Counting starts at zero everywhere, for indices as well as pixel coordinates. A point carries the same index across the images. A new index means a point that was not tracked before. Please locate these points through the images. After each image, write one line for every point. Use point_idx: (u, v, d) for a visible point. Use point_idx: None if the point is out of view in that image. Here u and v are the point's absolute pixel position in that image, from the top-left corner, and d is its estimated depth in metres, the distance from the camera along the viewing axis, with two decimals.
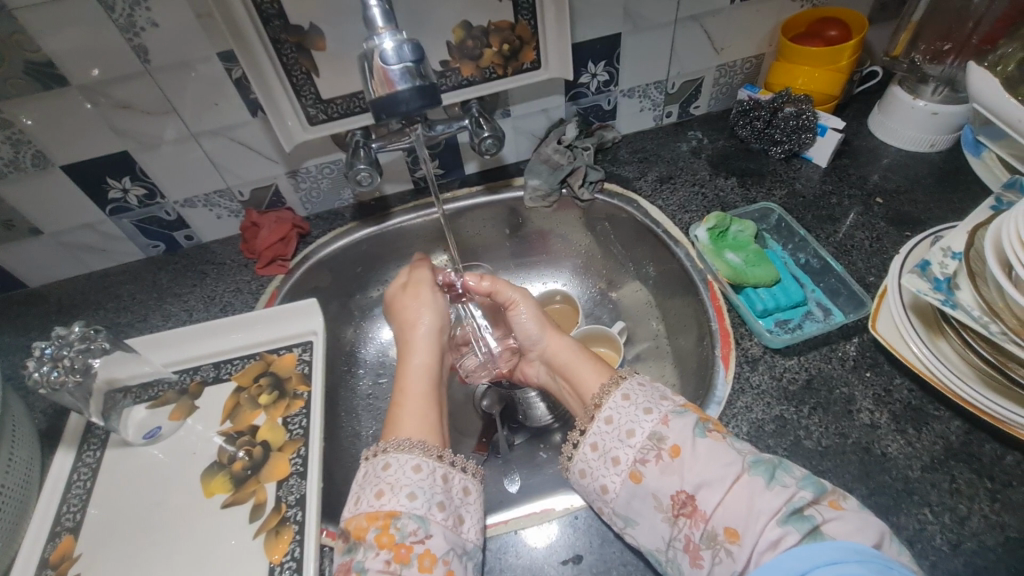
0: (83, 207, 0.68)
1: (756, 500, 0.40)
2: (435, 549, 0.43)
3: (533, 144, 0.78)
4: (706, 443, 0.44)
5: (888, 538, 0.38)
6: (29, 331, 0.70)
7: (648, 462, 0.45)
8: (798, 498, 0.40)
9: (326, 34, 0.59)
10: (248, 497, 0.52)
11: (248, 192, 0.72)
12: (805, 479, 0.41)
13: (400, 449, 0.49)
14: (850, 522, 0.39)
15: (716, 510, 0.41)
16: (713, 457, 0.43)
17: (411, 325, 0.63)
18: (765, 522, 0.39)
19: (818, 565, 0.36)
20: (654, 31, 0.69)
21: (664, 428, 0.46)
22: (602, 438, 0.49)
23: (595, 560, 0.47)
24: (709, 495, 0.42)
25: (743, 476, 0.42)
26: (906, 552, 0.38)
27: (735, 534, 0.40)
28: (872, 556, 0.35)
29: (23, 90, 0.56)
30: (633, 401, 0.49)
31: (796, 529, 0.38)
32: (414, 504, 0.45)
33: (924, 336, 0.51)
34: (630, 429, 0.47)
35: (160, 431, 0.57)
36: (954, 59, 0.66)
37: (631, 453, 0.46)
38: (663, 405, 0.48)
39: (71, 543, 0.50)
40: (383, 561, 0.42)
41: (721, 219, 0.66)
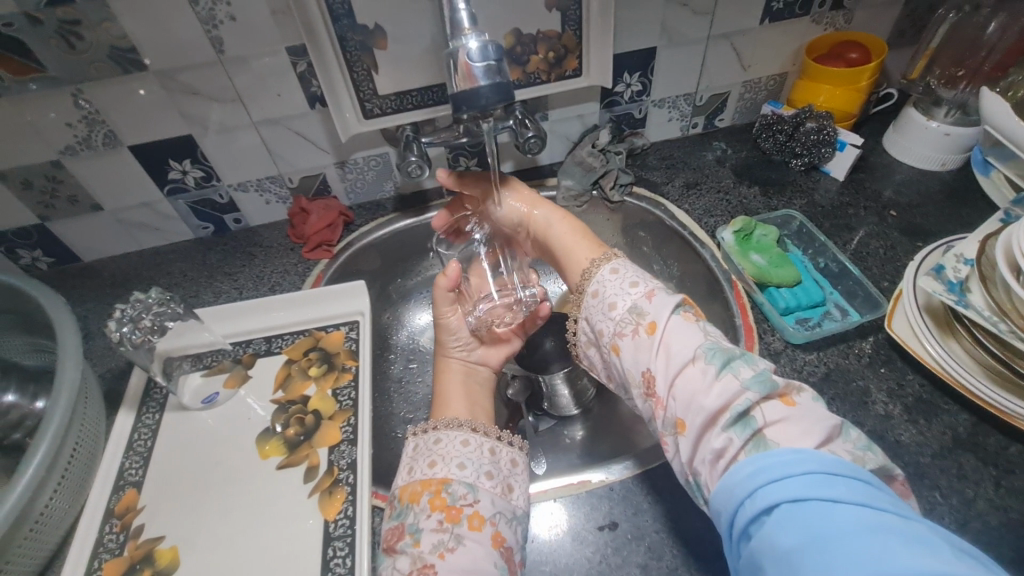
0: (144, 187, 0.71)
1: (702, 399, 0.43)
2: (483, 511, 0.46)
3: (567, 147, 0.83)
4: (678, 322, 0.49)
5: (837, 429, 0.40)
6: (86, 302, 0.74)
7: (625, 336, 0.51)
8: (743, 400, 0.41)
9: (388, 33, 0.64)
10: (301, 460, 0.55)
11: (297, 179, 0.76)
12: (757, 375, 0.43)
13: (450, 426, 0.53)
14: (795, 424, 0.40)
15: (671, 399, 0.45)
16: (677, 334, 0.47)
17: (441, 347, 0.66)
18: (708, 420, 0.42)
19: (763, 486, 0.37)
20: (688, 46, 0.73)
21: (644, 304, 0.51)
22: (592, 312, 0.55)
23: (629, 527, 0.50)
24: (666, 383, 0.46)
25: (696, 363, 0.45)
26: (851, 437, 0.40)
27: (684, 424, 0.44)
28: (811, 461, 0.36)
29: (105, 73, 0.60)
30: (620, 275, 0.55)
31: (739, 432, 0.40)
32: (464, 473, 0.48)
33: (937, 335, 0.55)
34: (613, 302, 0.53)
35: (217, 397, 0.61)
36: (967, 84, 0.71)
37: (612, 327, 0.52)
38: (648, 282, 0.54)
39: (134, 496, 0.53)
40: (436, 521, 0.45)
41: (746, 223, 0.70)
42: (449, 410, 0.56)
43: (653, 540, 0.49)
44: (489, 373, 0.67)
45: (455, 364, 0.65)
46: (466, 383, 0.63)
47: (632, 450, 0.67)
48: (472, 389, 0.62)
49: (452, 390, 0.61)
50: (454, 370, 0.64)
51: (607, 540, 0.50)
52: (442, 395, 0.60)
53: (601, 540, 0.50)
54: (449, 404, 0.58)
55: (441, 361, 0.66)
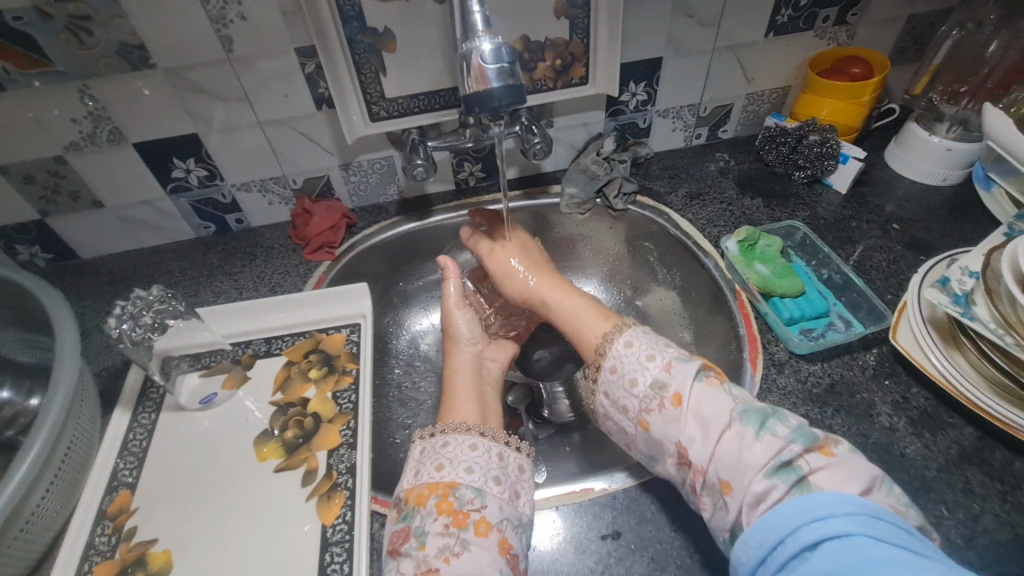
0: (147, 184, 0.71)
1: (745, 455, 0.43)
2: (490, 517, 0.46)
3: (571, 155, 0.83)
4: (703, 389, 0.48)
5: (879, 481, 0.41)
6: (83, 299, 0.73)
7: (652, 411, 0.49)
8: (787, 451, 0.42)
9: (398, 37, 0.64)
10: (300, 463, 0.54)
11: (301, 180, 0.76)
12: (796, 430, 0.44)
13: (458, 431, 0.51)
14: (838, 470, 0.41)
15: (711, 462, 0.45)
16: (707, 400, 0.47)
17: (451, 338, 0.65)
18: (754, 474, 0.42)
19: (805, 523, 0.38)
20: (694, 57, 0.74)
21: (666, 374, 0.50)
22: (611, 386, 0.53)
23: (633, 537, 0.50)
24: (703, 447, 0.45)
25: (734, 425, 0.45)
26: (895, 494, 0.41)
27: (728, 486, 0.43)
28: (858, 504, 0.37)
29: (113, 68, 0.60)
30: (636, 348, 0.53)
31: (784, 481, 0.41)
32: (472, 477, 0.48)
33: (941, 347, 0.55)
34: (634, 378, 0.51)
35: (215, 398, 0.60)
36: (969, 100, 0.72)
37: (636, 402, 0.50)
38: (666, 351, 0.52)
39: (128, 497, 0.52)
40: (443, 525, 0.45)
41: (750, 233, 0.70)
42: (457, 411, 0.55)
43: (656, 551, 0.49)
44: (499, 369, 0.65)
45: (465, 355, 0.63)
46: (476, 378, 0.61)
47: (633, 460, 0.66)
48: (481, 386, 0.61)
49: (461, 388, 0.59)
50: (464, 362, 0.63)
51: (610, 550, 0.49)
52: (451, 392, 0.59)
53: (605, 550, 0.49)
54: (457, 405, 0.56)
55: (451, 353, 0.64)
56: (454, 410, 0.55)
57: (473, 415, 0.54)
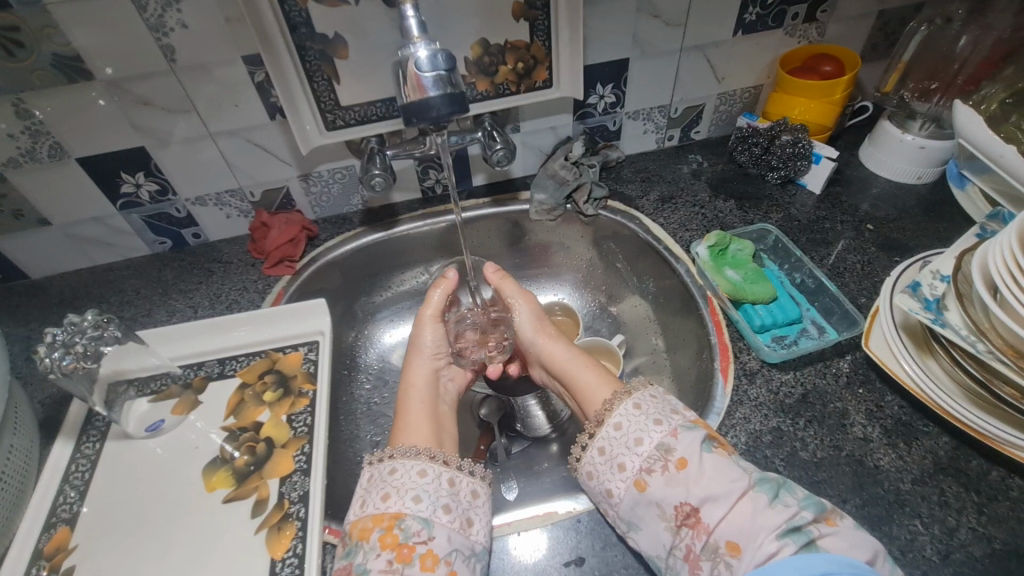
0: (94, 201, 0.68)
1: (757, 518, 0.42)
2: (438, 549, 0.44)
3: (540, 160, 0.81)
4: (713, 459, 0.46)
5: (882, 555, 0.40)
6: (30, 322, 0.70)
7: (654, 472, 0.47)
8: (799, 517, 0.41)
9: (350, 43, 0.61)
10: (250, 492, 0.52)
11: (259, 192, 0.73)
12: (806, 498, 0.43)
13: (406, 455, 0.49)
14: (845, 538, 0.40)
15: (719, 524, 0.43)
16: (719, 469, 0.45)
17: (413, 348, 0.63)
18: (765, 536, 0.41)
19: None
20: (662, 58, 0.72)
21: (673, 440, 0.47)
22: (610, 443, 0.50)
23: (598, 563, 0.48)
24: (712, 510, 0.44)
25: (747, 493, 0.43)
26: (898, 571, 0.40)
27: (736, 548, 0.42)
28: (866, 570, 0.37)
29: (48, 82, 0.57)
30: (644, 411, 0.50)
31: (794, 541, 0.40)
32: (419, 507, 0.46)
33: (914, 354, 0.53)
34: (638, 437, 0.49)
35: (163, 425, 0.57)
36: (941, 97, 0.71)
37: (637, 461, 0.48)
38: (674, 418, 0.49)
39: (66, 534, 0.49)
40: (386, 561, 0.43)
41: (721, 238, 0.68)
42: (410, 434, 0.53)
43: None
44: (451, 390, 0.64)
45: (424, 372, 0.61)
46: (431, 395, 0.60)
47: None
48: (436, 405, 0.59)
49: (418, 407, 0.57)
50: (421, 377, 0.61)
51: None
52: (406, 410, 0.57)
53: None
54: (409, 428, 0.54)
55: (410, 364, 0.62)
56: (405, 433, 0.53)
57: (427, 439, 0.52)
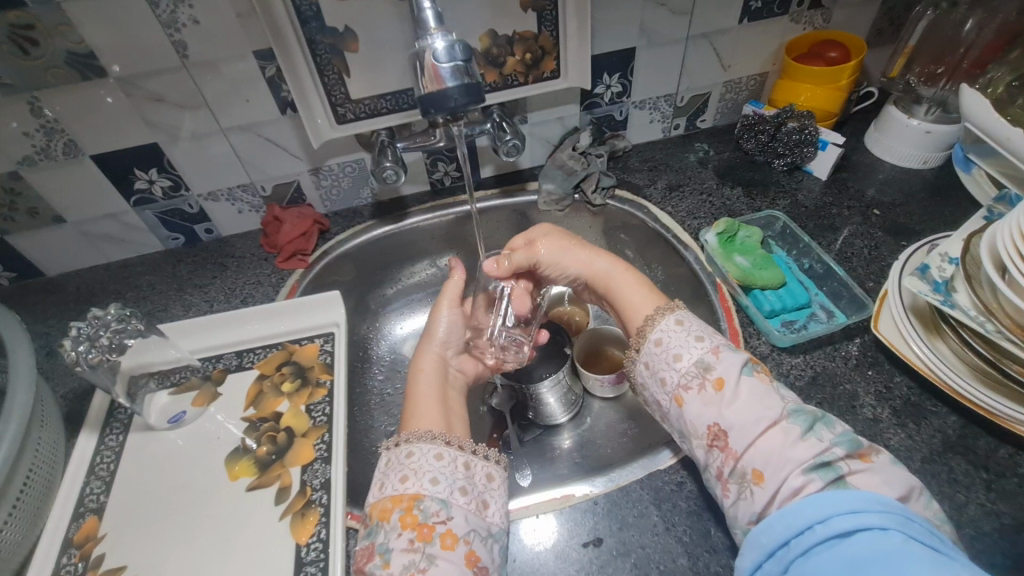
0: (108, 197, 0.69)
1: (787, 451, 0.42)
2: (456, 528, 0.45)
3: (548, 151, 0.81)
4: (751, 383, 0.46)
5: (916, 491, 0.40)
6: (48, 318, 0.71)
7: (690, 390, 0.47)
8: (830, 453, 0.41)
9: (359, 36, 0.62)
10: (273, 480, 0.53)
11: (270, 187, 0.74)
12: (842, 435, 0.42)
13: (422, 439, 0.50)
14: (878, 475, 0.40)
15: (747, 450, 0.43)
16: (755, 394, 0.45)
17: (427, 337, 0.63)
18: (792, 470, 0.41)
19: (838, 513, 0.36)
20: (668, 46, 0.72)
21: (713, 358, 0.48)
22: (652, 359, 0.51)
23: (615, 543, 0.49)
24: (741, 436, 0.43)
25: (780, 423, 0.43)
26: (931, 507, 0.40)
27: (762, 477, 0.42)
28: (896, 508, 0.36)
29: (62, 79, 0.57)
30: (685, 327, 0.51)
31: (821, 477, 0.40)
32: (437, 488, 0.46)
33: (923, 336, 0.54)
34: (678, 354, 0.49)
35: (184, 416, 0.58)
36: (947, 81, 0.71)
37: (676, 377, 0.49)
38: (716, 338, 0.50)
39: (95, 523, 0.51)
40: (407, 541, 0.44)
41: (730, 224, 0.69)
42: (421, 419, 0.53)
43: (639, 556, 0.48)
44: (461, 379, 0.64)
45: (434, 359, 0.61)
46: (439, 383, 0.59)
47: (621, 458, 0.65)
48: (445, 393, 0.59)
49: (425, 393, 0.57)
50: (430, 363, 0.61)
51: (591, 557, 0.48)
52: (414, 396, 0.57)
53: (586, 557, 0.48)
54: (421, 412, 0.54)
55: (421, 353, 0.62)
56: (417, 417, 0.54)
57: (439, 424, 0.53)
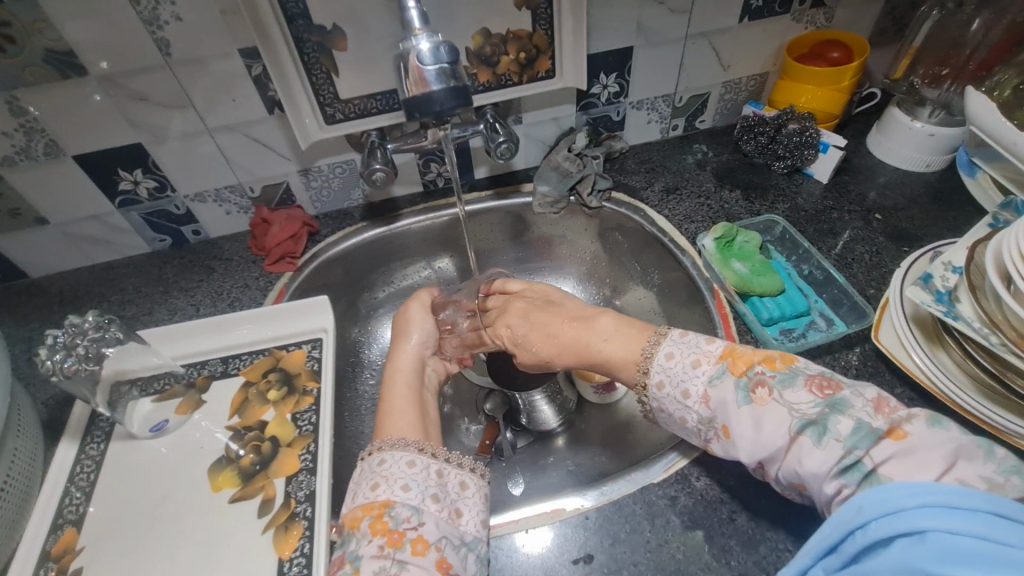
0: (92, 199, 0.67)
1: (808, 464, 0.40)
2: (428, 535, 0.43)
3: (543, 151, 0.80)
4: (749, 411, 0.43)
5: (967, 450, 0.35)
6: (31, 321, 0.69)
7: (711, 442, 0.46)
8: (849, 455, 0.38)
9: (348, 35, 0.60)
10: (256, 492, 0.52)
11: (259, 188, 0.72)
12: (857, 425, 0.39)
13: (395, 446, 0.49)
14: (912, 456, 0.36)
15: (781, 470, 0.42)
16: (760, 421, 0.42)
17: (401, 339, 0.62)
18: (823, 480, 0.39)
19: (874, 517, 0.32)
20: (666, 45, 0.71)
21: (708, 409, 0.45)
22: (664, 411, 0.49)
23: (606, 560, 0.47)
24: (772, 463, 0.42)
25: (796, 438, 0.40)
26: (993, 455, 0.35)
27: (805, 489, 0.41)
28: (942, 493, 0.31)
29: (41, 78, 0.55)
30: (678, 359, 0.48)
31: (851, 481, 0.37)
32: (408, 495, 0.45)
33: (925, 347, 0.53)
34: (682, 413, 0.47)
35: (167, 425, 0.56)
36: (952, 84, 0.69)
37: (692, 432, 0.47)
38: (699, 373, 0.46)
39: (73, 536, 0.49)
40: (377, 547, 0.42)
41: (728, 229, 0.67)
42: (396, 422, 0.52)
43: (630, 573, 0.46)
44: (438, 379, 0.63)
45: (414, 361, 0.60)
46: (417, 382, 0.58)
47: (615, 468, 0.63)
48: (422, 392, 0.58)
49: (402, 391, 0.56)
50: (408, 363, 0.60)
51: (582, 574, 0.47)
52: (390, 395, 0.56)
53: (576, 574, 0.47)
54: (394, 414, 0.53)
55: (397, 354, 0.61)
56: (389, 419, 0.53)
57: (414, 428, 0.52)
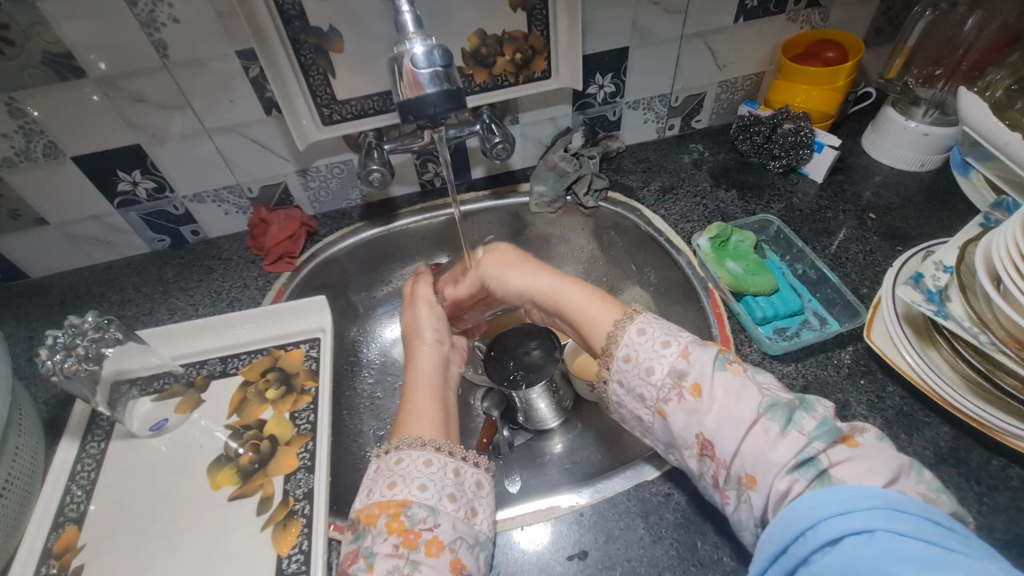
0: (91, 199, 0.67)
1: (768, 454, 0.38)
2: (443, 536, 0.44)
3: (540, 151, 0.80)
4: (726, 379, 0.43)
5: (906, 469, 0.37)
6: (32, 321, 0.70)
7: (670, 402, 0.43)
8: (809, 448, 0.38)
9: (345, 36, 0.61)
10: (255, 490, 0.52)
11: (257, 189, 0.73)
12: (821, 425, 0.39)
13: (412, 446, 0.48)
14: (861, 462, 0.37)
15: (735, 457, 0.40)
16: (732, 393, 0.42)
17: (415, 336, 0.61)
18: (776, 471, 0.38)
19: (825, 517, 0.33)
20: (662, 46, 0.71)
21: (685, 363, 0.44)
22: (625, 376, 0.47)
23: (600, 556, 0.48)
24: (727, 442, 0.40)
25: (760, 421, 0.40)
26: (925, 479, 0.37)
27: (754, 481, 0.39)
28: (884, 501, 0.33)
29: (40, 80, 0.56)
30: (650, 336, 0.47)
31: (804, 475, 0.37)
32: (425, 495, 0.45)
33: (916, 345, 0.53)
34: (650, 366, 0.45)
35: (166, 424, 0.57)
36: (945, 84, 0.70)
37: (653, 391, 0.45)
38: (683, 336, 0.46)
39: (74, 533, 0.50)
40: (392, 546, 0.43)
41: (722, 229, 0.68)
42: (415, 421, 0.51)
43: (624, 569, 0.47)
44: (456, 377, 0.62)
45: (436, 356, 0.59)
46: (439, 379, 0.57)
47: (610, 467, 0.64)
48: (443, 390, 0.57)
49: (424, 389, 0.55)
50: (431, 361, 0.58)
51: (576, 570, 0.48)
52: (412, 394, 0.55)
53: (570, 571, 0.48)
54: (416, 414, 0.52)
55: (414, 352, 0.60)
56: (413, 418, 0.52)
57: (434, 428, 0.51)
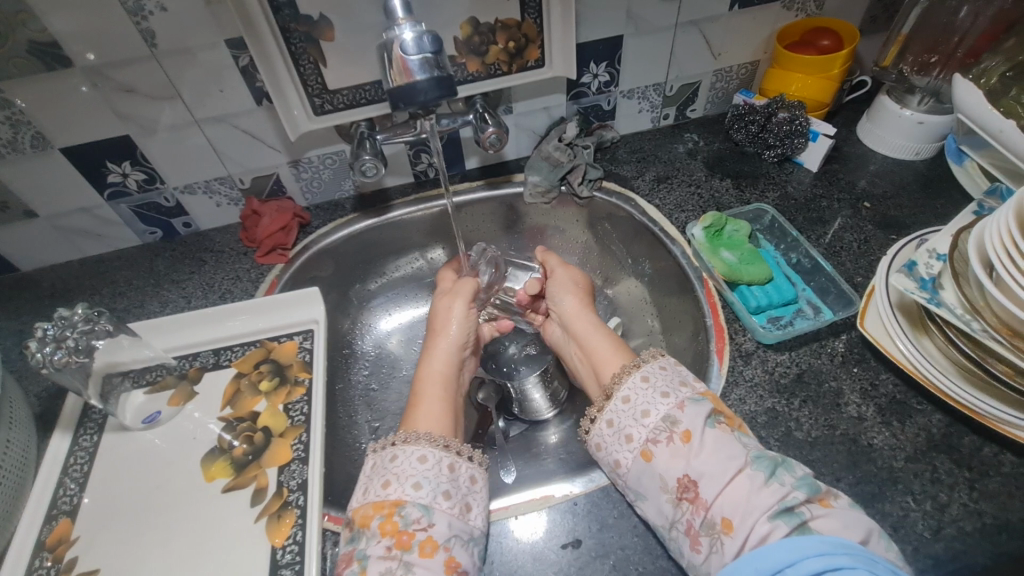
0: (80, 191, 0.67)
1: (752, 498, 0.42)
2: (438, 536, 0.44)
3: (534, 142, 0.80)
4: (715, 434, 0.46)
5: (876, 534, 0.40)
6: (22, 315, 0.69)
7: (660, 443, 0.47)
8: (792, 497, 0.41)
9: (335, 24, 0.60)
10: (248, 482, 0.52)
11: (249, 180, 0.72)
12: (801, 479, 0.42)
13: (410, 441, 0.49)
14: (838, 518, 0.40)
15: (716, 499, 0.43)
16: (721, 447, 0.45)
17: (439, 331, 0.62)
18: (758, 517, 0.41)
19: (806, 556, 0.37)
20: (656, 34, 0.70)
21: (678, 413, 0.47)
22: (618, 415, 0.50)
23: (594, 545, 0.48)
24: (710, 485, 0.43)
25: (745, 470, 0.43)
26: (892, 547, 0.40)
27: (731, 526, 0.41)
28: (858, 549, 0.37)
29: (25, 69, 0.55)
30: (652, 384, 0.50)
31: (786, 523, 0.40)
32: (419, 494, 0.46)
33: (909, 333, 0.53)
34: (646, 409, 0.49)
35: (159, 416, 0.57)
36: (940, 71, 0.69)
37: (643, 432, 0.48)
38: (682, 391, 0.49)
39: (68, 526, 0.50)
40: (385, 548, 0.43)
41: (717, 219, 0.68)
42: (422, 422, 0.52)
43: (618, 558, 0.47)
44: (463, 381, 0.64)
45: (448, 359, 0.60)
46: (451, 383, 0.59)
47: None
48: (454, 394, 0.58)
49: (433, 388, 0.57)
50: (450, 362, 0.60)
51: (570, 559, 0.48)
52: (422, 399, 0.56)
53: (565, 559, 0.48)
54: (422, 412, 0.54)
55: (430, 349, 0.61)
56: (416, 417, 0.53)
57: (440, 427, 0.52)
